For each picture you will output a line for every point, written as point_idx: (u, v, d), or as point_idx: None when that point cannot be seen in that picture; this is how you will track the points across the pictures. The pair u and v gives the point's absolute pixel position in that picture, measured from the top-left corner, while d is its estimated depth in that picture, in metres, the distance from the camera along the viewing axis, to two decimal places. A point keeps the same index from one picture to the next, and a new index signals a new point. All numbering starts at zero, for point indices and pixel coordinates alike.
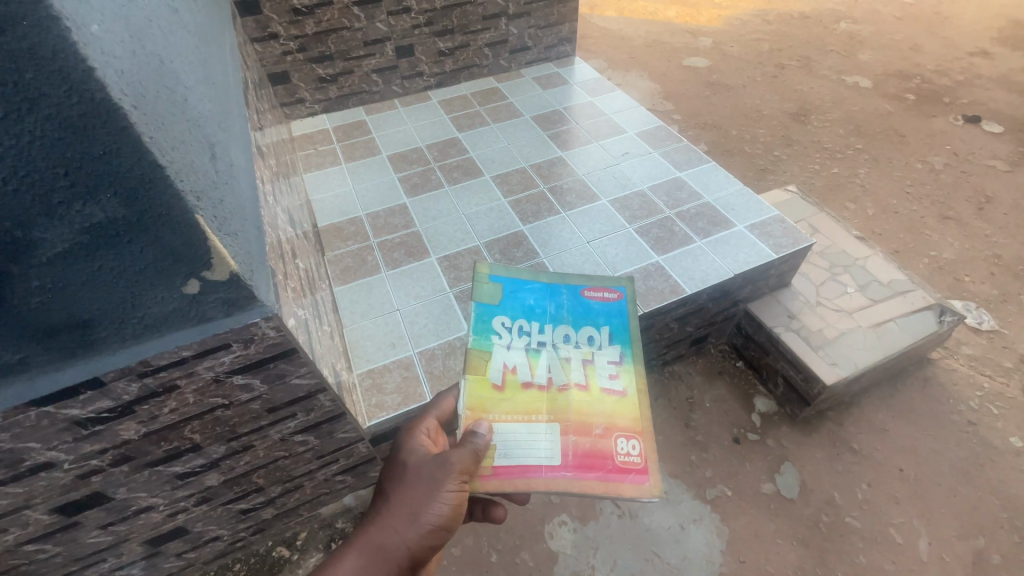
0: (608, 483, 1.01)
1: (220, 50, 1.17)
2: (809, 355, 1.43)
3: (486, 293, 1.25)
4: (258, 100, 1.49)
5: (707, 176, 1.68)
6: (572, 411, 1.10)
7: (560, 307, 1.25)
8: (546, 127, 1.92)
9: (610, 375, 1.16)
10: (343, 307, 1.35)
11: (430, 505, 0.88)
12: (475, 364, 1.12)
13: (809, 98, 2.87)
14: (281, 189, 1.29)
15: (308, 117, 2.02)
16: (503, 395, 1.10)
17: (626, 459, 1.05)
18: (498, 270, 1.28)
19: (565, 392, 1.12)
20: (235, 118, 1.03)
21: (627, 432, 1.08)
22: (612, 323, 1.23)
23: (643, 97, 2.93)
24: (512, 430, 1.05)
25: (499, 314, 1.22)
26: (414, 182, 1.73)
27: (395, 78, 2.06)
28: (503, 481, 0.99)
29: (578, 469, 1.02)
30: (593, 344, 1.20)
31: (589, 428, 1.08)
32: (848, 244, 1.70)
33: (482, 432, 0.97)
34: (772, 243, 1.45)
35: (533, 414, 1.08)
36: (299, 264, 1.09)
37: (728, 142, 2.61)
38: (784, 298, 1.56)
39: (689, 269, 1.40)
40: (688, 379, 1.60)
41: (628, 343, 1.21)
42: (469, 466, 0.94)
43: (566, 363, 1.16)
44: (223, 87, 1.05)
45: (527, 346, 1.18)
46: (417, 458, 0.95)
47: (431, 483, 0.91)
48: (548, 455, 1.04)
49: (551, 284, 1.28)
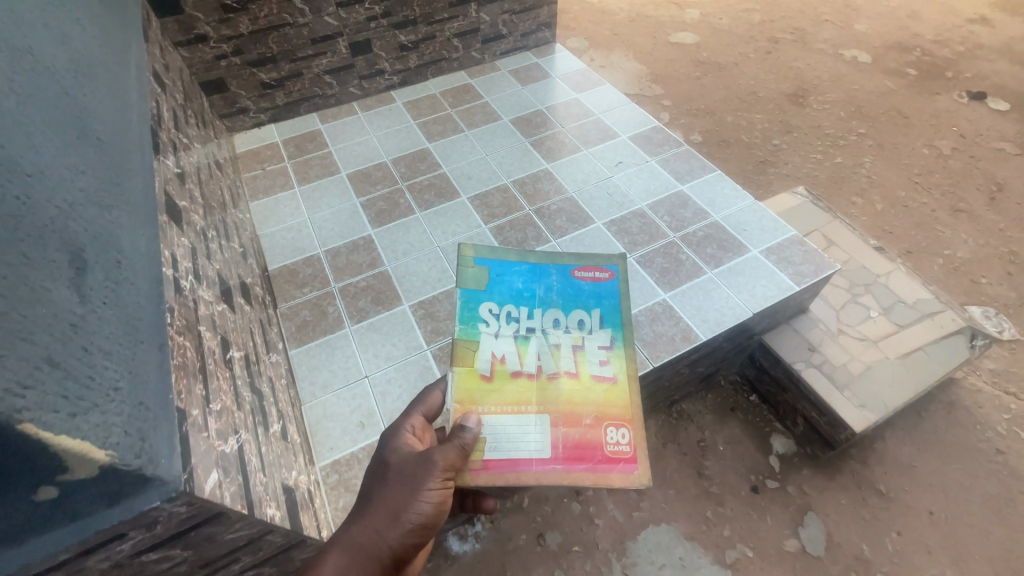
0: (596, 473, 0.96)
1: (116, 82, 0.92)
2: (833, 395, 1.28)
3: (471, 279, 1.19)
4: (186, 126, 1.24)
5: (712, 189, 1.48)
6: (561, 400, 1.03)
7: (549, 290, 1.19)
8: (528, 133, 1.70)
9: (599, 360, 1.09)
10: (301, 378, 1.14)
11: (411, 502, 0.79)
12: (464, 355, 1.07)
13: (807, 76, 2.64)
14: (216, 243, 1.06)
15: (253, 129, 1.75)
16: (493, 386, 1.04)
17: (614, 448, 0.99)
18: (485, 254, 1.23)
19: (554, 381, 1.05)
20: (137, 180, 0.81)
21: (617, 420, 1.02)
22: (601, 305, 1.17)
23: (628, 81, 2.67)
24: (502, 421, 1.00)
25: (487, 302, 1.16)
26: (380, 208, 1.49)
27: (352, 79, 1.80)
28: (495, 475, 0.94)
29: (568, 461, 0.96)
30: (582, 328, 1.13)
31: (578, 418, 1.01)
32: (866, 258, 1.53)
33: (470, 427, 0.91)
34: (792, 271, 1.27)
35: (523, 405, 1.02)
36: (235, 354, 0.88)
37: (723, 130, 2.39)
38: (802, 328, 1.39)
39: (701, 309, 1.22)
40: (697, 419, 1.44)
41: (618, 326, 1.14)
42: (451, 463, 0.84)
43: (555, 349, 1.10)
44: (116, 138, 0.81)
45: (515, 331, 1.12)
46: (399, 456, 0.86)
47: (412, 480, 0.81)
48: (538, 447, 0.98)
49: (540, 266, 1.22)
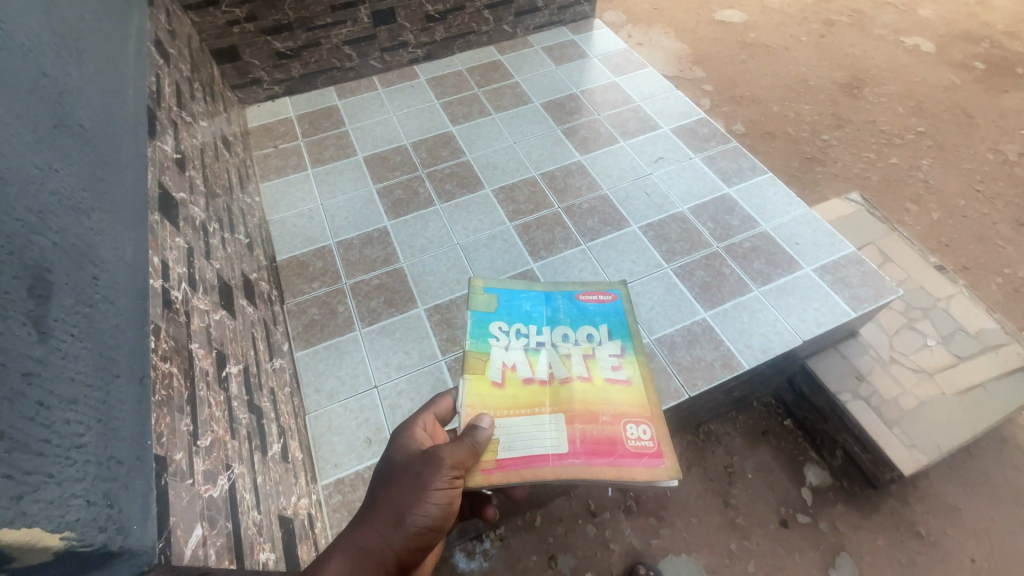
0: (617, 467, 0.84)
1: (109, 53, 0.82)
2: (881, 433, 1.18)
3: (480, 301, 1.07)
4: (192, 101, 1.13)
5: (762, 194, 1.35)
6: (576, 399, 0.93)
7: (555, 310, 1.09)
8: (560, 120, 1.56)
9: (613, 365, 1.00)
10: (307, 385, 1.07)
11: (417, 501, 0.71)
12: (474, 363, 0.96)
13: (864, 64, 2.39)
14: (218, 237, 0.96)
15: (267, 101, 1.64)
16: (503, 390, 0.93)
17: (636, 442, 0.87)
18: (493, 280, 1.11)
19: (567, 384, 0.95)
20: (125, 172, 0.71)
21: (636, 416, 0.91)
22: (611, 319, 1.08)
23: (667, 62, 2.46)
24: (513, 421, 0.89)
25: (495, 319, 1.04)
26: (398, 196, 1.39)
27: (374, 51, 1.67)
28: (508, 473, 0.82)
29: (588, 455, 0.85)
30: (592, 339, 1.03)
31: (594, 414, 0.90)
32: (924, 279, 1.40)
33: (483, 426, 0.80)
34: (849, 294, 1.15)
35: (535, 406, 0.91)
36: (233, 368, 0.79)
37: (769, 121, 2.19)
38: (850, 354, 1.27)
39: (745, 332, 1.11)
40: (726, 442, 1.35)
41: (628, 336, 1.05)
42: (462, 462, 0.77)
43: (566, 357, 0.99)
44: (103, 124, 0.71)
45: (524, 344, 1.01)
46: (406, 455, 0.78)
47: (418, 477, 0.74)
48: (553, 443, 0.87)
49: (544, 290, 1.12)
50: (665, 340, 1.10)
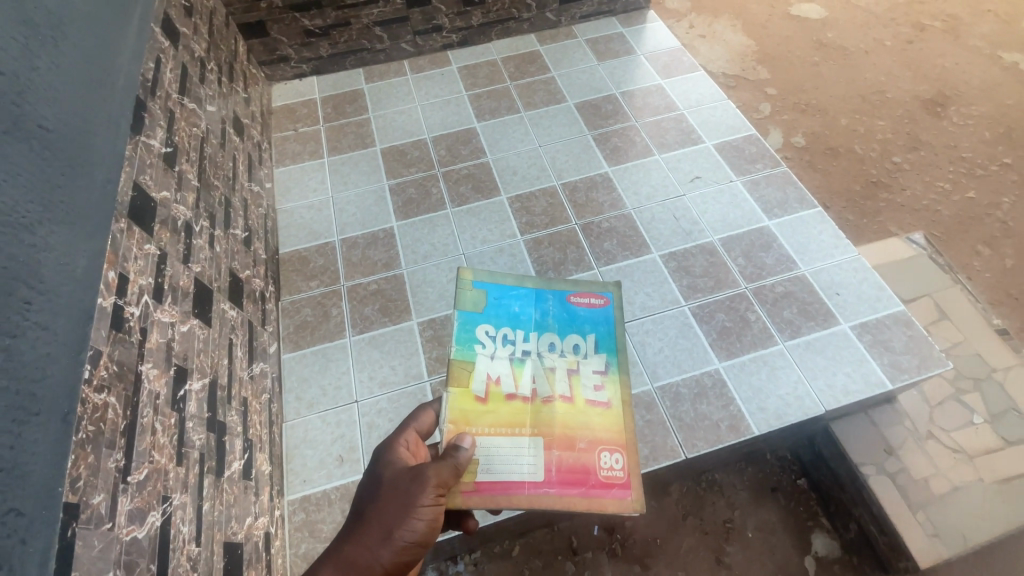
0: (588, 499, 0.80)
1: (113, 38, 0.78)
2: (902, 517, 1.05)
3: (467, 299, 0.98)
4: (201, 84, 1.09)
5: (807, 231, 1.20)
6: (555, 423, 0.85)
7: (545, 313, 0.99)
8: (593, 125, 1.44)
9: (596, 385, 0.92)
10: (288, 390, 1.04)
11: (402, 517, 0.67)
12: (456, 374, 0.88)
13: (954, 78, 1.89)
14: (206, 236, 0.93)
15: (293, 80, 1.59)
16: (486, 406, 0.85)
17: (608, 472, 0.82)
18: (484, 275, 1.01)
19: (549, 404, 0.87)
20: (100, 174, 0.68)
21: (611, 443, 0.85)
22: (599, 329, 0.98)
23: (730, 60, 1.99)
24: (494, 441, 0.82)
25: (482, 322, 0.95)
26: (410, 195, 1.32)
27: (406, 34, 1.58)
28: (485, 498, 0.77)
29: (562, 486, 0.80)
30: (578, 351, 0.95)
31: (571, 440, 0.84)
32: (983, 345, 1.24)
33: (465, 446, 0.74)
34: (889, 361, 1.01)
35: (516, 426, 0.84)
36: (194, 385, 0.76)
37: (833, 137, 1.76)
38: (881, 422, 1.13)
39: (759, 392, 1.00)
40: (729, 494, 1.24)
41: (616, 350, 0.96)
42: (446, 480, 0.71)
43: (550, 371, 0.91)
44: (81, 122, 0.67)
45: (509, 353, 0.92)
46: (389, 470, 0.73)
47: (402, 493, 0.69)
48: (528, 470, 0.81)
49: (536, 286, 1.02)
50: (669, 390, 1.01)
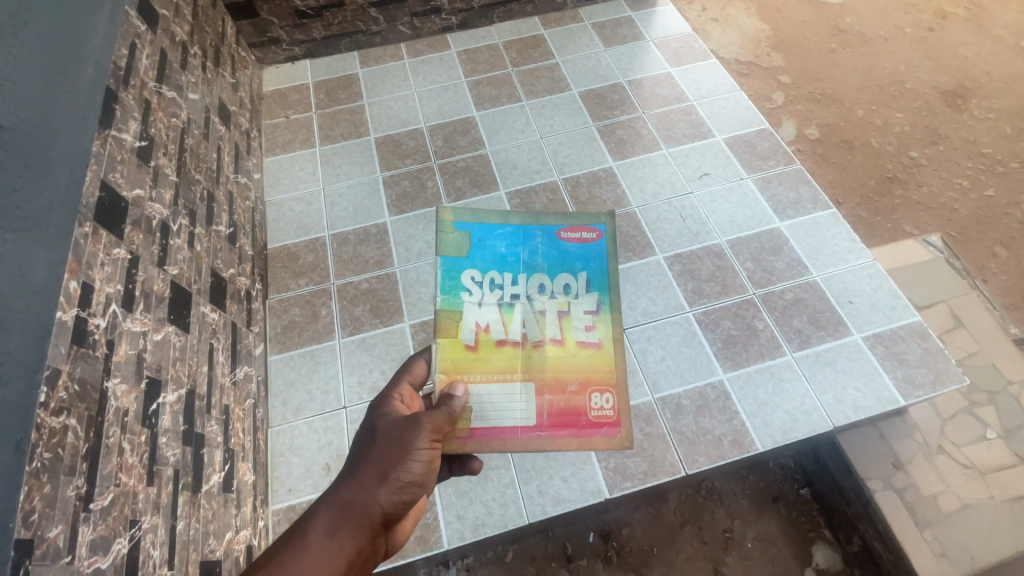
0: (578, 439, 0.77)
1: (81, 20, 0.72)
2: (908, 535, 1.01)
3: (450, 243, 0.89)
4: (182, 70, 1.03)
5: (820, 234, 1.15)
6: (546, 367, 0.80)
7: (533, 251, 0.90)
8: (597, 116, 1.37)
9: (586, 325, 0.85)
10: (275, 394, 1.01)
11: (399, 459, 0.60)
12: (443, 323, 0.81)
13: (974, 69, 1.77)
14: (185, 234, 0.88)
15: (285, 64, 1.52)
16: (478, 354, 0.79)
17: (598, 411, 0.80)
18: (466, 214, 0.91)
19: (539, 348, 0.81)
20: (63, 173, 0.62)
21: (601, 382, 0.82)
22: (590, 266, 0.90)
23: (742, 45, 1.89)
24: (485, 388, 0.77)
25: (467, 266, 0.87)
26: (405, 189, 1.27)
27: (403, 15, 1.51)
28: (480, 444, 0.74)
29: (554, 429, 0.77)
30: (568, 291, 0.88)
31: (560, 382, 0.80)
32: (1000, 356, 1.19)
33: (458, 395, 0.69)
34: (902, 376, 0.97)
35: (507, 372, 0.79)
36: (168, 396, 0.73)
37: (847, 127, 1.67)
38: (890, 435, 1.08)
39: (766, 406, 0.95)
40: (729, 504, 1.20)
41: (607, 288, 0.88)
42: (442, 426, 0.64)
43: (540, 314, 0.85)
44: (42, 116, 0.61)
45: (497, 298, 0.85)
46: (381, 416, 0.66)
47: (398, 436, 0.62)
48: (522, 415, 0.77)
49: (521, 224, 0.92)
50: (671, 402, 0.97)
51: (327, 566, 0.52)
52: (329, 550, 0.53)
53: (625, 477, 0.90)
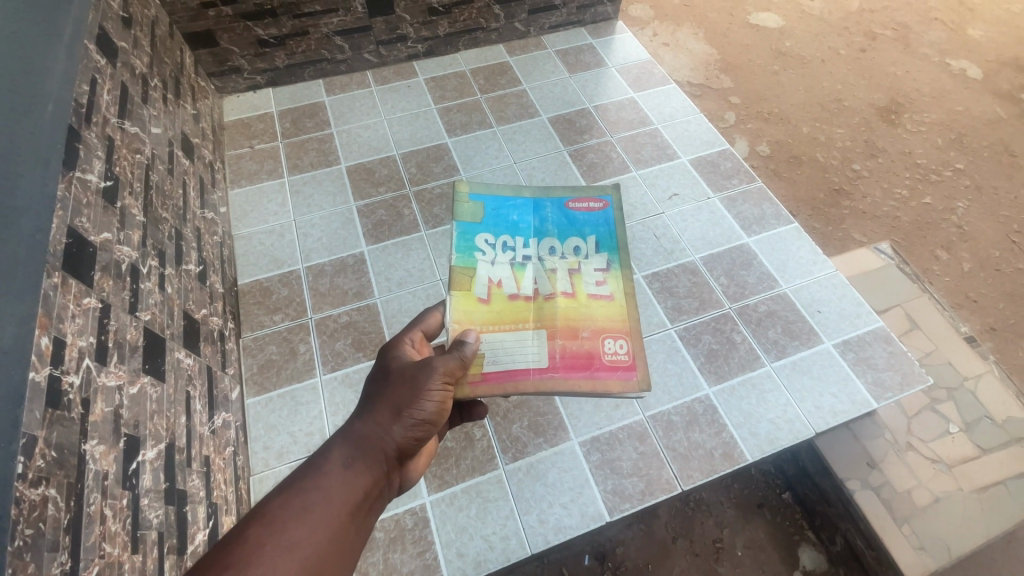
0: (593, 381, 0.76)
1: (40, 57, 0.68)
2: (888, 531, 1.06)
3: (465, 210, 0.89)
4: (143, 104, 0.99)
5: (785, 248, 1.21)
6: (557, 315, 0.80)
7: (543, 219, 0.91)
8: (568, 139, 1.40)
9: (597, 280, 0.86)
10: (256, 439, 0.96)
11: (413, 397, 0.60)
12: (457, 278, 0.81)
13: (904, 86, 1.92)
14: (155, 276, 0.84)
15: (246, 92, 1.49)
16: (490, 307, 0.79)
17: (612, 355, 0.79)
18: (479, 186, 0.92)
19: (551, 300, 0.82)
20: (29, 219, 0.58)
21: (615, 330, 0.82)
22: (599, 231, 0.91)
23: (694, 68, 1.98)
24: (498, 335, 0.77)
25: (479, 230, 0.87)
26: (380, 218, 1.25)
27: (368, 44, 1.50)
28: (494, 386, 0.72)
29: (568, 369, 0.76)
30: (578, 252, 0.88)
31: (573, 329, 0.80)
32: (953, 353, 1.29)
33: (470, 341, 0.67)
34: (872, 379, 1.02)
35: (518, 321, 0.79)
36: (148, 453, 0.68)
37: (796, 144, 1.78)
38: (863, 436, 1.15)
39: (752, 418, 0.98)
40: (717, 513, 1.22)
41: (617, 248, 0.90)
42: (454, 370, 0.64)
43: (551, 272, 0.85)
44: (6, 163, 0.57)
45: (509, 258, 0.85)
46: (394, 359, 0.66)
47: (411, 374, 0.62)
48: (535, 357, 0.76)
49: (533, 195, 0.93)
50: (662, 419, 0.98)
51: (344, 493, 0.52)
52: (345, 479, 0.53)
53: (624, 498, 0.91)
